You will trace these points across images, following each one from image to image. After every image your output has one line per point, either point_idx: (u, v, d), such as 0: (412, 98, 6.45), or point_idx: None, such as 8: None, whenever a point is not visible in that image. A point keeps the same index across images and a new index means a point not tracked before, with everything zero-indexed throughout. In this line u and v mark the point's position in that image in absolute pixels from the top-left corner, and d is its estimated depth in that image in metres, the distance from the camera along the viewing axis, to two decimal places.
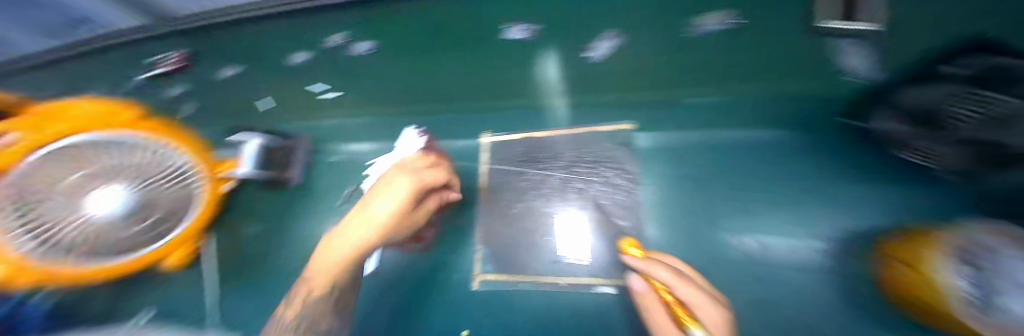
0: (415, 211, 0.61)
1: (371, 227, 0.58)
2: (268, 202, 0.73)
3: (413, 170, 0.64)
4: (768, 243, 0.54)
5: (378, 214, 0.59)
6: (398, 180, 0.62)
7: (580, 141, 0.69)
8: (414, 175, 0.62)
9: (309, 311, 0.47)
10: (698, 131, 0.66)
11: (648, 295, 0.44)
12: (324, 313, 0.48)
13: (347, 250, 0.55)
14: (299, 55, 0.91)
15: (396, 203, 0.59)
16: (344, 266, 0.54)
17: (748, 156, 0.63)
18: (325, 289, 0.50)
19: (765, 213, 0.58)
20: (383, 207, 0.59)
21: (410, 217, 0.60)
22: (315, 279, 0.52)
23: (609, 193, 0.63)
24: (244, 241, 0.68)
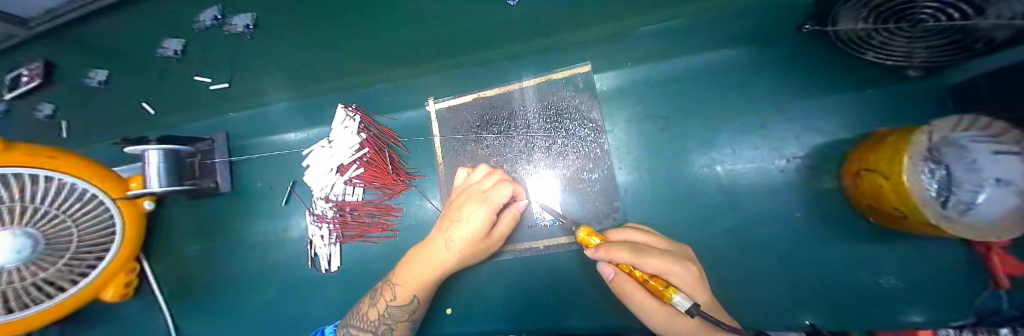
0: (492, 234, 0.48)
1: (442, 257, 0.46)
2: (210, 215, 0.66)
3: (480, 190, 0.49)
4: (735, 172, 0.55)
5: (450, 241, 0.46)
6: (464, 203, 0.48)
7: (540, 94, 0.61)
8: (486, 197, 0.47)
9: (385, 328, 0.47)
10: (667, 60, 0.58)
11: (622, 282, 0.35)
12: (400, 320, 0.48)
13: (428, 267, 0.47)
14: (171, 43, 0.62)
15: (469, 236, 0.45)
16: (427, 280, 0.47)
17: (716, 84, 0.58)
18: (408, 299, 0.47)
19: (729, 142, 0.56)
20: (459, 236, 0.46)
21: (484, 243, 0.47)
22: (404, 285, 0.47)
23: (576, 147, 0.58)
24: (204, 258, 0.65)
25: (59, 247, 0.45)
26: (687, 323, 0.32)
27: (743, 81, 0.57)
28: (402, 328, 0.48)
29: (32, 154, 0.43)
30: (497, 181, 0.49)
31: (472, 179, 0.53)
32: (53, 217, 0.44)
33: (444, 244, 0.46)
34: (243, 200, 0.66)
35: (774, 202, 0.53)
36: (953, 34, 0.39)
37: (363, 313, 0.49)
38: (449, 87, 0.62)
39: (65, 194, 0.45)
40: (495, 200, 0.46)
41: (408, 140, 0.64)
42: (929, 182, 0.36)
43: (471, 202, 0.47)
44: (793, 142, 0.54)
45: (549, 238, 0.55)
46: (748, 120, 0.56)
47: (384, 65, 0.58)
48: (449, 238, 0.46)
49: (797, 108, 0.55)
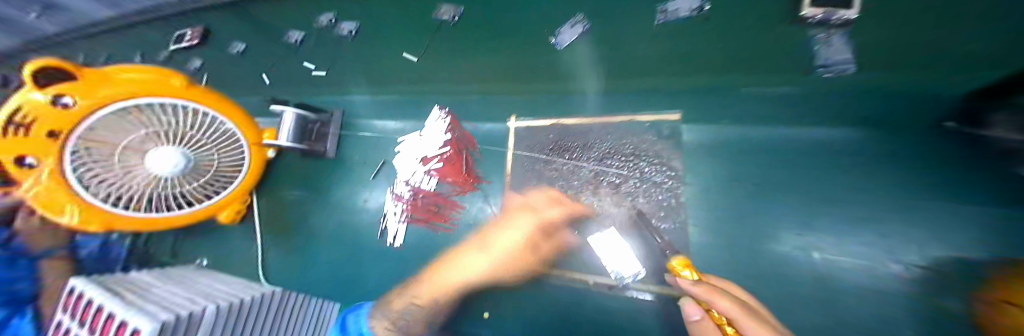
0: (538, 252, 0.57)
1: (479, 264, 0.53)
2: (310, 172, 0.77)
3: (534, 211, 0.57)
4: (836, 263, 0.47)
5: (494, 255, 0.53)
6: (521, 218, 0.56)
7: (620, 130, 0.62)
8: (540, 218, 0.56)
9: (406, 321, 0.50)
10: (771, 123, 0.55)
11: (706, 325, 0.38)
12: (420, 320, 0.51)
13: (465, 275, 0.53)
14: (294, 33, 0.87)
15: (516, 244, 0.54)
16: (451, 289, 0.53)
17: (827, 162, 0.52)
18: (432, 302, 0.53)
19: (834, 226, 0.49)
20: (508, 240, 0.54)
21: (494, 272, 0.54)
22: (431, 286, 0.53)
23: (649, 192, 0.57)
24: (294, 208, 0.76)
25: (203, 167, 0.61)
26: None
27: (873, 164, 0.49)
28: (420, 323, 0.51)
29: (199, 92, 0.59)
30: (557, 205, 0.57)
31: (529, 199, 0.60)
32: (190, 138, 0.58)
33: (460, 270, 0.53)
34: (334, 167, 0.76)
35: (893, 314, 0.44)
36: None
37: (391, 308, 0.52)
38: (534, 109, 0.68)
39: (213, 126, 0.61)
40: (494, 242, 0.55)
41: (484, 147, 0.69)
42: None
43: (498, 234, 0.56)
44: (922, 251, 0.46)
45: (603, 275, 0.55)
46: (861, 210, 0.50)
47: (485, 83, 0.72)
48: (465, 268, 0.53)
49: (947, 206, 0.44)
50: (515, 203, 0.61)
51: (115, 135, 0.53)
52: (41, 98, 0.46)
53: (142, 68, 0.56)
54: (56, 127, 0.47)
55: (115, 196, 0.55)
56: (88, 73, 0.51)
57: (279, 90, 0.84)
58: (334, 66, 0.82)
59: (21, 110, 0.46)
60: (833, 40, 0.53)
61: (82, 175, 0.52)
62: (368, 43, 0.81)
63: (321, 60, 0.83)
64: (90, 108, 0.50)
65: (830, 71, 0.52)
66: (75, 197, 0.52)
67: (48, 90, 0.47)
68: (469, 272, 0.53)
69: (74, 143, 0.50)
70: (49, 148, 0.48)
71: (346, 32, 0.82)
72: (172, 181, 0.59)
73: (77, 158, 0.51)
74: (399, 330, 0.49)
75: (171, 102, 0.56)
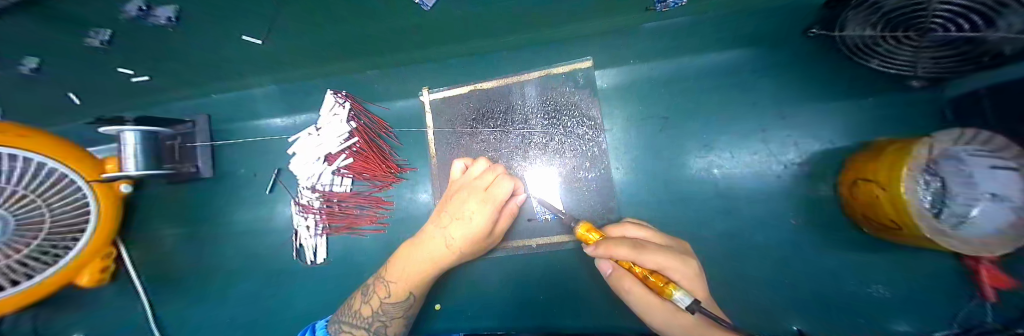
0: (493, 232, 0.48)
1: (436, 251, 0.46)
2: (191, 201, 0.63)
3: (480, 188, 0.47)
4: (729, 176, 0.54)
5: (451, 237, 0.45)
6: (465, 199, 0.47)
7: (537, 88, 0.59)
8: (488, 195, 0.46)
9: (378, 325, 0.46)
10: (671, 56, 0.56)
11: (620, 276, 0.35)
12: (396, 316, 0.47)
13: (426, 260, 0.46)
14: None
15: (472, 233, 0.45)
16: (425, 275, 0.46)
17: (715, 84, 0.57)
18: (404, 295, 0.46)
19: (725, 144, 0.55)
20: (460, 229, 0.45)
21: (484, 241, 0.47)
22: (399, 282, 0.46)
23: (573, 146, 0.57)
24: (187, 247, 0.63)
25: (31, 229, 0.42)
26: (687, 320, 0.32)
27: (746, 81, 0.56)
28: (398, 324, 0.47)
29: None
30: (495, 175, 0.48)
31: (469, 175, 0.50)
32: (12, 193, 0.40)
33: (425, 255, 0.46)
34: (225, 188, 0.64)
35: (773, 209, 0.52)
36: (963, 45, 0.37)
37: (356, 309, 0.48)
38: (443, 77, 0.60)
39: (31, 171, 0.42)
40: (498, 197, 0.45)
41: (400, 130, 0.62)
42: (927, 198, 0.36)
43: (470, 199, 0.46)
44: (793, 148, 0.54)
45: (542, 236, 0.55)
46: (748, 124, 0.55)
47: None
48: (419, 257, 0.46)
49: (803, 110, 0.54)
50: (456, 179, 0.53)
51: None
52: None
53: None
54: None
55: None
56: None
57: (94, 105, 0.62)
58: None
59: None
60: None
61: None
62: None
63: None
64: None
65: (662, 5, 0.45)
66: None
67: None
68: (432, 253, 0.46)
69: None
70: None
71: (163, 22, 0.50)
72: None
73: None
74: (370, 332, 0.46)
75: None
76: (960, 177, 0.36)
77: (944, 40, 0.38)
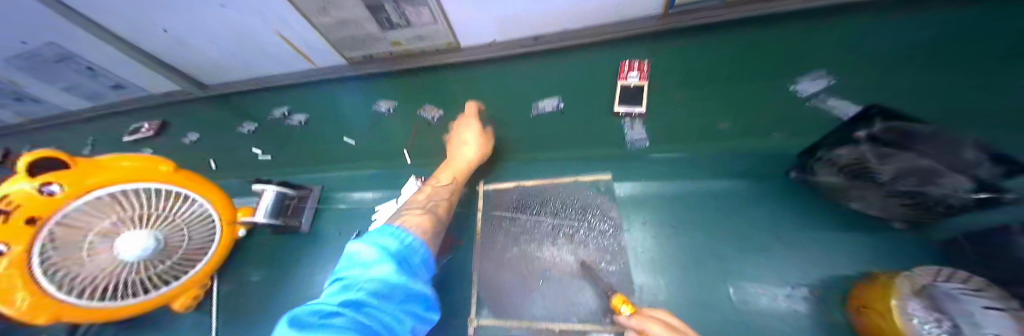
0: (484, 153, 0.78)
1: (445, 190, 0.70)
2: (280, 249, 0.78)
3: (472, 133, 0.79)
4: (741, 288, 0.60)
5: (460, 151, 0.76)
6: (466, 134, 0.79)
7: (567, 189, 0.76)
8: (473, 127, 0.81)
9: (433, 203, 0.66)
10: (673, 178, 0.74)
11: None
12: (443, 202, 0.68)
13: (450, 172, 0.73)
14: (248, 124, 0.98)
15: (473, 150, 0.76)
16: (462, 172, 0.73)
17: (713, 204, 0.70)
18: (449, 181, 0.72)
19: (731, 256, 0.64)
20: (467, 150, 0.76)
21: (484, 148, 0.78)
22: (447, 172, 0.72)
23: (595, 239, 0.68)
24: (260, 289, 0.74)
25: (170, 251, 0.62)
26: None
27: (738, 204, 0.69)
28: (445, 205, 0.67)
29: (181, 175, 0.64)
30: (470, 113, 0.84)
31: (438, 182, 0.71)
32: (171, 223, 0.61)
33: (437, 194, 0.69)
34: (307, 242, 0.78)
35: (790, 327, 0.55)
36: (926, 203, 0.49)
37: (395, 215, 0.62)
38: (498, 175, 0.82)
39: (188, 206, 0.64)
40: (480, 127, 0.81)
41: (456, 211, 0.78)
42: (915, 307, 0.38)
43: (461, 149, 0.77)
44: (798, 271, 0.60)
45: (567, 322, 0.60)
46: (748, 241, 0.65)
47: None
48: (444, 186, 0.70)
49: (797, 234, 0.64)
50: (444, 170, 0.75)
51: (94, 218, 0.53)
52: (27, 187, 0.47)
53: (140, 157, 0.62)
54: (36, 214, 0.48)
55: (70, 284, 0.52)
56: (82, 161, 0.54)
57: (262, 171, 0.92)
58: (324, 148, 0.94)
59: (5, 199, 0.45)
60: (635, 124, 0.80)
61: (51, 265, 0.50)
62: (355, 124, 0.95)
63: (308, 142, 0.95)
64: (75, 194, 0.51)
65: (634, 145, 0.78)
66: (31, 283, 0.49)
67: (36, 178, 0.48)
68: (457, 166, 0.73)
69: (47, 231, 0.50)
70: (22, 234, 0.47)
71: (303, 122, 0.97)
72: (133, 268, 0.58)
73: (44, 244, 0.49)
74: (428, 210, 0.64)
75: (155, 186, 0.60)
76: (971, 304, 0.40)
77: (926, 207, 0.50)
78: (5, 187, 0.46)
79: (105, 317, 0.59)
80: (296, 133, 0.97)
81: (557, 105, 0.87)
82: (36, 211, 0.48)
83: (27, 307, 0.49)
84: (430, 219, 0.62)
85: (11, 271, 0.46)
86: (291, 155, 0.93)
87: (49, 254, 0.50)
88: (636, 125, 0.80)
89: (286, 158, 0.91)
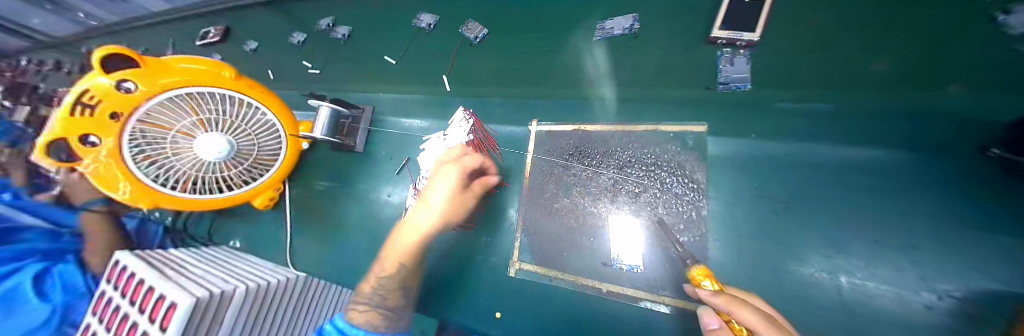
0: (460, 207, 0.58)
1: (450, 171, 0.54)
2: (335, 165, 0.81)
3: (448, 175, 0.55)
4: (866, 289, 0.45)
5: (429, 207, 0.55)
6: (438, 184, 0.55)
7: (641, 139, 0.63)
8: (434, 187, 0.55)
9: (378, 296, 0.52)
10: (795, 141, 0.55)
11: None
12: (392, 290, 0.54)
13: (403, 244, 0.55)
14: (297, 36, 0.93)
15: (431, 215, 0.55)
16: (410, 252, 0.55)
17: (859, 180, 0.50)
18: (395, 266, 0.55)
19: (869, 252, 0.46)
20: (431, 210, 0.55)
21: (463, 202, 0.58)
22: (391, 257, 0.56)
23: (668, 203, 0.56)
24: (321, 199, 0.79)
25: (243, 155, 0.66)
26: None
27: (902, 184, 0.48)
28: (395, 296, 0.54)
29: (243, 84, 0.63)
30: (461, 155, 0.58)
31: (404, 230, 0.56)
32: (240, 130, 0.63)
33: (396, 248, 0.56)
34: (360, 162, 0.79)
35: None
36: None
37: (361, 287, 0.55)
38: (556, 114, 0.71)
39: (252, 115, 0.65)
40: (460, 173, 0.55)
41: (505, 149, 0.73)
42: None
43: (428, 208, 0.55)
44: None
45: (616, 284, 0.56)
46: None
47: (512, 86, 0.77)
48: (402, 242, 0.55)
49: None
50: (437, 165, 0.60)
51: (169, 118, 0.57)
52: (107, 82, 0.51)
53: (202, 60, 0.62)
54: (115, 109, 0.53)
55: (162, 176, 0.60)
56: (150, 59, 0.56)
57: (310, 86, 0.89)
58: (367, 64, 0.86)
59: (88, 92, 0.51)
60: (737, 57, 0.61)
61: (140, 159, 0.58)
62: (398, 41, 0.85)
63: (349, 56, 0.87)
64: (150, 93, 0.55)
65: (724, 87, 0.60)
66: (127, 172, 0.57)
67: (113, 74, 0.52)
68: (418, 227, 0.55)
69: (133, 126, 0.56)
70: (111, 128, 0.54)
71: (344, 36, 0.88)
72: (214, 166, 0.63)
73: (133, 138, 0.56)
74: (372, 304, 0.51)
75: (229, 94, 0.61)
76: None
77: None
78: (89, 81, 0.52)
79: (207, 205, 0.68)
80: (338, 47, 0.89)
81: (631, 28, 0.71)
82: (117, 107, 0.53)
83: (133, 192, 0.59)
84: (377, 318, 0.50)
85: (113, 160, 0.56)
86: (336, 70, 0.88)
87: (137, 149, 0.57)
88: (738, 59, 0.61)
89: (334, 74, 0.88)
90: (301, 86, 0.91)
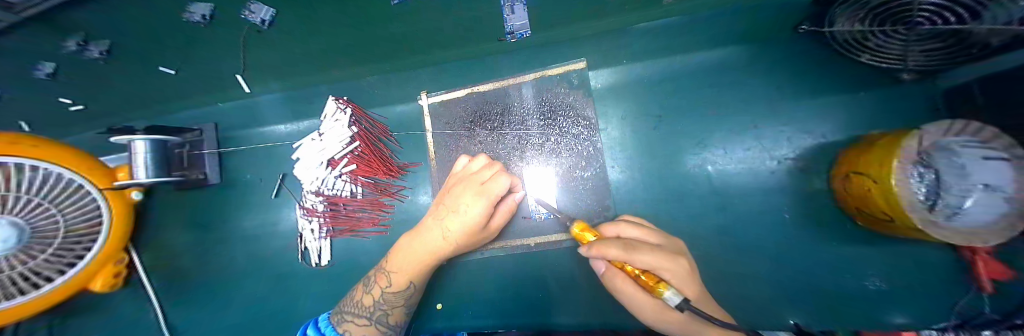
0: (488, 226, 0.48)
1: (479, 208, 0.45)
2: (199, 205, 0.65)
3: (478, 182, 0.47)
4: (726, 172, 0.55)
5: (448, 230, 0.46)
6: (461, 193, 0.47)
7: (534, 88, 0.61)
8: (484, 189, 0.46)
9: (379, 313, 0.47)
10: (664, 57, 0.58)
11: (614, 276, 0.37)
12: (397, 305, 0.48)
13: (425, 252, 0.47)
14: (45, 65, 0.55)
15: (467, 226, 0.45)
16: (423, 266, 0.47)
17: (708, 84, 0.58)
18: (404, 285, 0.47)
19: (720, 141, 0.56)
20: (454, 226, 0.46)
21: (483, 232, 0.48)
22: (400, 272, 0.47)
23: (568, 145, 0.58)
24: (196, 252, 0.65)
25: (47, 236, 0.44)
26: (675, 316, 0.35)
27: (738, 80, 0.57)
28: (399, 313, 0.48)
29: (27, 146, 0.43)
30: (495, 171, 0.48)
31: (445, 207, 0.48)
32: (31, 203, 0.42)
33: (425, 245, 0.47)
34: (235, 192, 0.66)
35: (768, 203, 0.53)
36: (951, 38, 0.37)
37: (356, 301, 0.49)
38: (443, 80, 0.62)
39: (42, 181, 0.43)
40: (493, 193, 0.45)
41: (399, 134, 0.64)
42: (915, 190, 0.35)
43: (464, 194, 0.47)
44: (786, 143, 0.54)
45: (540, 235, 0.56)
46: (739, 122, 0.56)
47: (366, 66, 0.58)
48: (428, 245, 0.47)
49: (798, 105, 0.55)
50: (457, 173, 0.53)
51: None
52: None
53: None
54: None
55: None
56: None
57: (115, 118, 0.66)
58: None
59: None
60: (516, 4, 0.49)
61: None
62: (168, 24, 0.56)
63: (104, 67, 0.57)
64: None
65: (511, 37, 0.53)
66: None
67: None
68: (430, 247, 0.47)
69: None
70: None
71: (96, 55, 0.54)
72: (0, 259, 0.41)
73: None
74: (371, 320, 0.47)
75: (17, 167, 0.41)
76: (954, 168, 0.38)
77: (932, 33, 0.38)
78: None
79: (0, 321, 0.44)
80: None
81: None
82: None
83: None
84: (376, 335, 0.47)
85: None
86: None
87: None
88: (518, 6, 0.49)
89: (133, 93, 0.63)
90: (99, 122, 0.66)
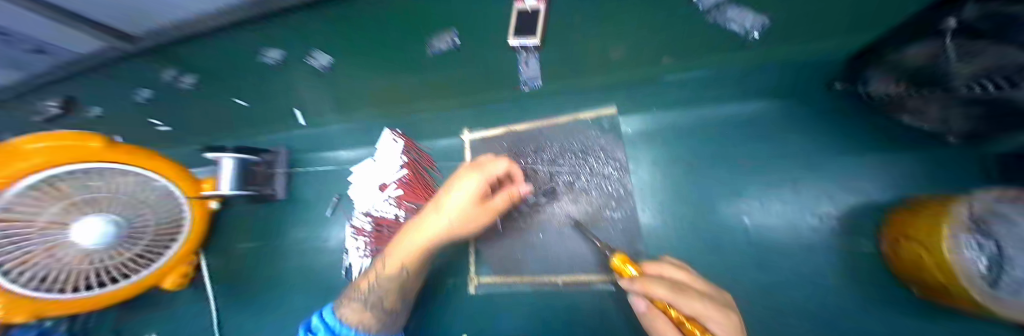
0: (484, 204, 0.51)
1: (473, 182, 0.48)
2: (263, 217, 0.74)
3: (476, 164, 0.52)
4: (761, 224, 0.55)
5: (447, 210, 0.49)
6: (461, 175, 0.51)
7: (567, 130, 0.66)
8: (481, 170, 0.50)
9: (373, 296, 0.51)
10: (694, 108, 0.61)
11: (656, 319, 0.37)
12: (390, 288, 0.51)
13: (421, 237, 0.50)
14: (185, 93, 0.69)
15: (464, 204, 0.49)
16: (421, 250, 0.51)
17: (739, 135, 0.60)
18: (400, 269, 0.51)
19: (754, 192, 0.57)
20: (452, 206, 0.49)
21: (480, 216, 0.51)
22: (396, 255, 0.51)
23: (598, 185, 0.61)
24: (252, 260, 0.72)
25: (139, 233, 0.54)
26: None
27: (771, 133, 0.59)
28: (392, 297, 0.52)
29: (125, 149, 0.53)
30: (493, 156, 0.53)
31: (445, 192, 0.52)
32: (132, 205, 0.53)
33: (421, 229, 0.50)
34: (294, 207, 0.74)
35: (809, 259, 0.52)
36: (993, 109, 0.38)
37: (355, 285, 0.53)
38: (485, 119, 0.69)
39: (140, 185, 0.54)
40: (488, 172, 0.49)
41: (442, 164, 0.69)
42: (972, 262, 0.34)
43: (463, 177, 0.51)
44: (825, 199, 0.54)
45: (570, 273, 0.57)
46: (773, 175, 0.57)
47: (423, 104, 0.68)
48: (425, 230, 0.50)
49: (836, 162, 0.55)
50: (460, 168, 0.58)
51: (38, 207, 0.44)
52: None
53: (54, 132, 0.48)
54: None
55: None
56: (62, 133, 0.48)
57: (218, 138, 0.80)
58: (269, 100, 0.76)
59: None
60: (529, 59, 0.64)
61: None
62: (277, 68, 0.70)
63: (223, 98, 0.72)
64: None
65: (525, 86, 0.65)
66: None
67: None
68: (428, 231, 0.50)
69: None
70: None
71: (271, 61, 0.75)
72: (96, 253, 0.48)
73: None
74: (366, 304, 0.50)
75: (94, 167, 0.50)
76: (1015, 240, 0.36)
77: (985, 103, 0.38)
78: None
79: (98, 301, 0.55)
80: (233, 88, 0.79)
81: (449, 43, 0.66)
82: None
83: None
84: (371, 319, 0.50)
85: None
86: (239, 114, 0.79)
87: None
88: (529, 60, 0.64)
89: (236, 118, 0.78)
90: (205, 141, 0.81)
